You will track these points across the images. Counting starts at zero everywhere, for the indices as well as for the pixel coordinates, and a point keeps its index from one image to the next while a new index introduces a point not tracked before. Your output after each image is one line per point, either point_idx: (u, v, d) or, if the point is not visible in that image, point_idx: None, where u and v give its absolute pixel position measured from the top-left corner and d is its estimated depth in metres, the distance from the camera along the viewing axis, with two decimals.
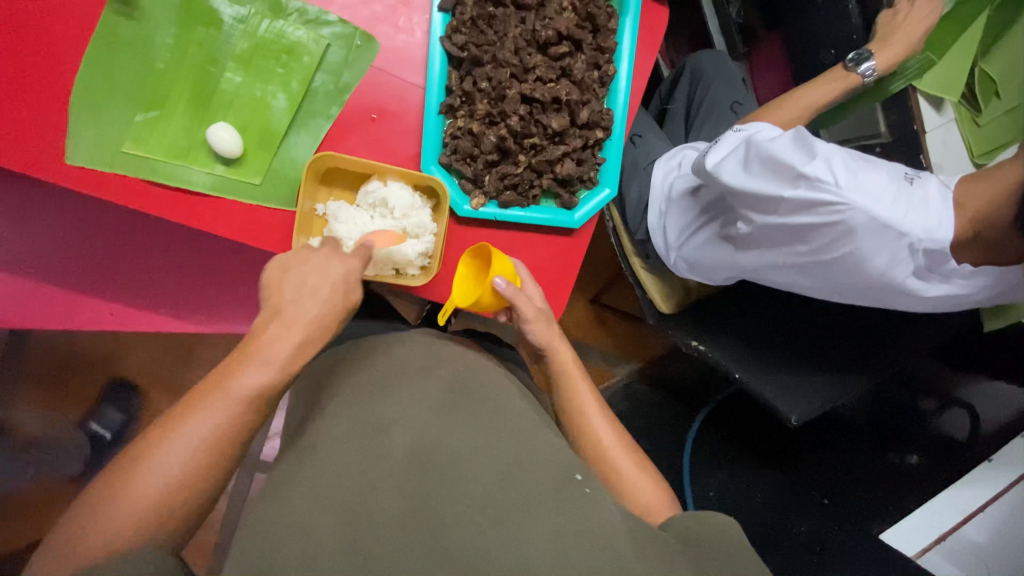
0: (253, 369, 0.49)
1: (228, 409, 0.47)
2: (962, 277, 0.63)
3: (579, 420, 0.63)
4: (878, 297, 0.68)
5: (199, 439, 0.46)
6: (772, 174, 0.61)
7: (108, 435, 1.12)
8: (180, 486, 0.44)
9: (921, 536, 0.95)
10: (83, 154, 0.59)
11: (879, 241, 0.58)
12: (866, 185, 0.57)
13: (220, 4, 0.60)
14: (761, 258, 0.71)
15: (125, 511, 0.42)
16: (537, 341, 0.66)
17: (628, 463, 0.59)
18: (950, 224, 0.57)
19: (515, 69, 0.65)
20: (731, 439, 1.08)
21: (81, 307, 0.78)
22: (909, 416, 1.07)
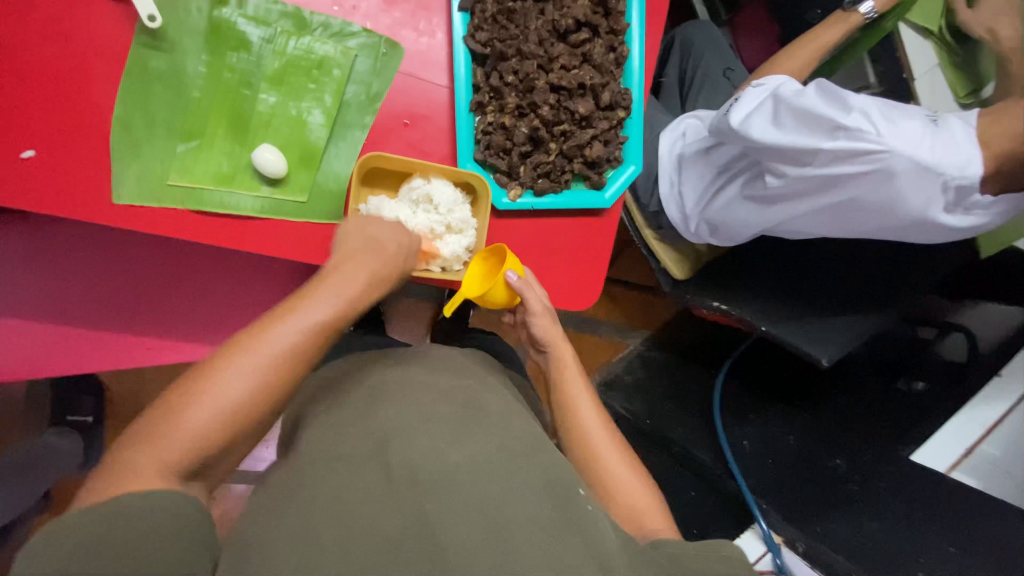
0: (323, 299, 0.49)
1: (306, 332, 0.47)
2: (982, 208, 0.68)
3: (574, 424, 0.68)
4: (906, 231, 0.73)
5: (271, 363, 0.46)
6: (808, 127, 0.65)
7: (90, 418, 1.14)
8: (247, 399, 0.45)
9: (952, 449, 0.97)
10: (129, 192, 0.59)
11: (918, 183, 0.63)
12: (903, 130, 0.62)
13: (247, 26, 0.60)
14: (792, 210, 0.75)
15: (197, 416, 0.43)
16: (543, 337, 0.73)
17: (620, 468, 0.64)
18: (978, 159, 0.62)
19: (541, 60, 0.67)
20: (753, 389, 1.15)
21: (121, 346, 0.78)
22: (913, 347, 1.16)
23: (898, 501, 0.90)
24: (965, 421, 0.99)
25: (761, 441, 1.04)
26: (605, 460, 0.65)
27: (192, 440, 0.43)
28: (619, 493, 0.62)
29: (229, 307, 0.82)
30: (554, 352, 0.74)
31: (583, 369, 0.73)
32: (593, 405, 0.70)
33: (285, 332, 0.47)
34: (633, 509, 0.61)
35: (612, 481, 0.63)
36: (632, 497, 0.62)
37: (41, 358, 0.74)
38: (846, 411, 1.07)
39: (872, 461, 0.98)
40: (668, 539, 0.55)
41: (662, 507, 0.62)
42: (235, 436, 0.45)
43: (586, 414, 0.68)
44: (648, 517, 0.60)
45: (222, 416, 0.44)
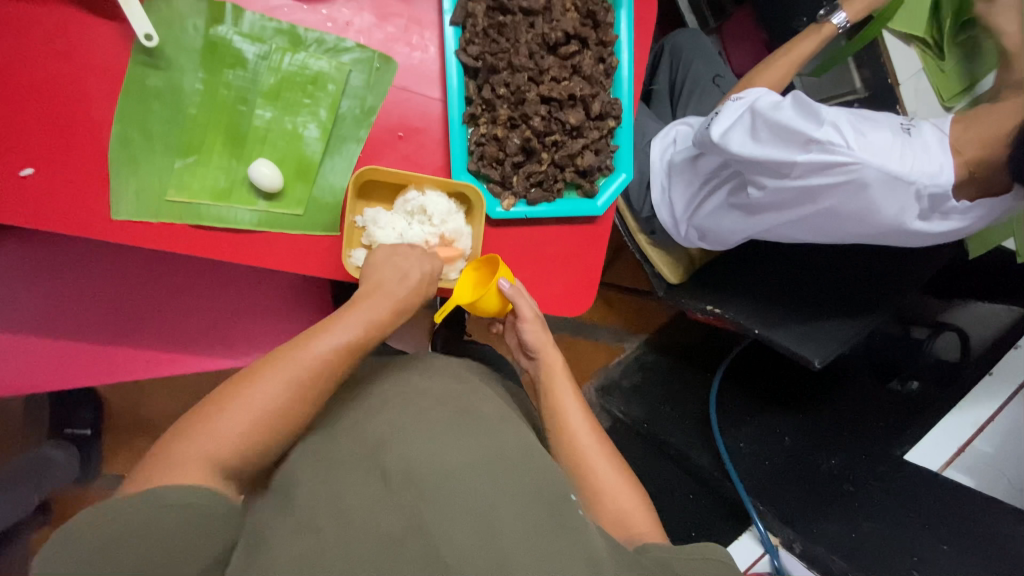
0: (349, 324, 0.56)
1: (334, 351, 0.54)
2: (960, 212, 0.70)
3: (565, 429, 0.69)
4: (885, 238, 0.74)
5: (298, 375, 0.51)
6: (782, 141, 0.66)
7: (88, 431, 1.14)
8: (279, 409, 0.50)
9: (944, 449, 1.02)
10: (128, 208, 0.60)
11: (891, 192, 0.65)
12: (872, 142, 0.64)
13: (242, 43, 0.61)
14: (774, 219, 0.77)
15: (236, 419, 0.48)
16: (532, 344, 0.74)
17: (609, 474, 0.66)
18: (951, 169, 0.65)
19: (531, 72, 0.68)
20: (746, 391, 1.16)
21: (120, 358, 0.79)
22: (905, 346, 1.17)
23: (889, 499, 0.93)
24: (956, 421, 1.02)
25: (757, 441, 1.05)
26: (594, 467, 0.66)
27: (227, 442, 0.48)
28: (607, 498, 0.64)
29: (227, 319, 0.83)
30: (543, 358, 0.75)
31: (571, 375, 0.74)
32: (582, 410, 0.71)
33: (314, 348, 0.53)
34: (620, 513, 0.63)
35: (599, 488, 0.65)
36: (619, 502, 0.64)
37: (41, 372, 0.75)
38: (841, 413, 1.08)
39: (868, 466, 0.98)
40: (654, 545, 0.57)
41: (650, 510, 0.64)
42: (264, 439, 0.50)
43: (574, 420, 0.69)
44: (635, 522, 0.62)
45: (253, 420, 0.49)
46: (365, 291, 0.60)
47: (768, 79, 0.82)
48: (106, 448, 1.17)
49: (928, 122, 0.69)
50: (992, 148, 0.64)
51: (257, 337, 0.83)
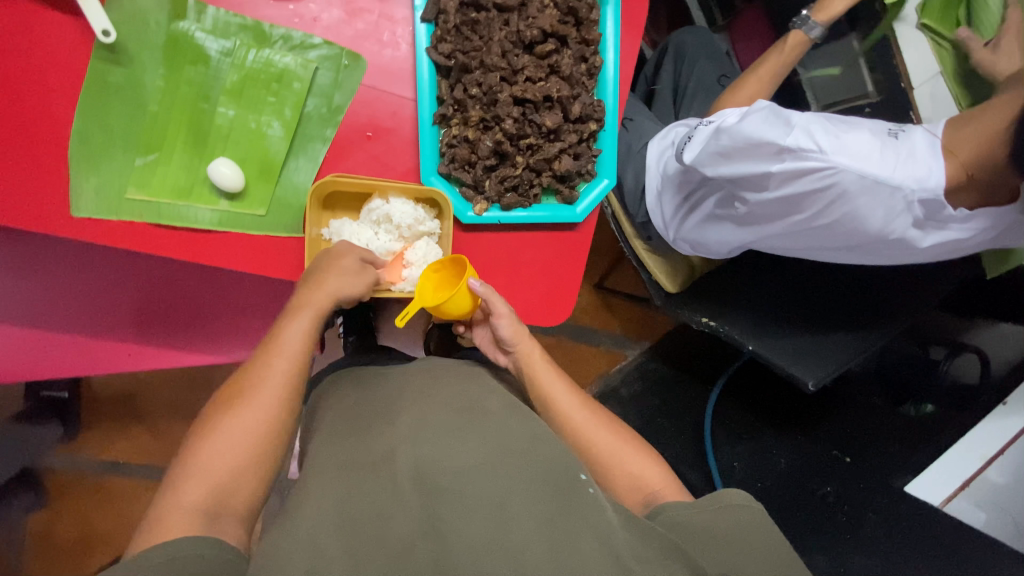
0: (295, 319, 0.58)
1: (290, 352, 0.56)
2: (959, 222, 0.66)
3: (560, 419, 0.65)
4: (880, 249, 0.72)
5: (268, 384, 0.54)
6: (755, 151, 0.65)
7: (65, 394, 1.16)
8: (253, 428, 0.52)
9: (945, 485, 0.98)
10: (90, 205, 0.59)
11: (875, 197, 0.62)
12: (849, 146, 0.61)
13: (205, 40, 0.60)
14: (762, 229, 0.74)
15: (217, 451, 0.49)
16: (506, 340, 0.68)
17: (613, 446, 0.62)
18: (941, 171, 0.60)
19: (504, 72, 0.66)
20: (749, 407, 1.08)
21: (98, 352, 0.79)
22: (921, 369, 1.07)
23: (880, 532, 0.89)
24: (967, 449, 0.99)
25: (753, 462, 1.00)
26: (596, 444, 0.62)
27: (214, 473, 0.48)
28: (616, 469, 0.60)
29: (205, 315, 0.82)
30: (521, 352, 0.69)
31: (552, 361, 0.70)
32: (569, 390, 0.67)
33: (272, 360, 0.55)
34: (631, 476, 0.60)
35: (604, 458, 0.61)
36: (626, 466, 0.60)
37: (20, 362, 0.76)
38: (844, 435, 1.03)
39: (866, 492, 0.94)
40: (666, 507, 0.53)
41: (661, 466, 0.61)
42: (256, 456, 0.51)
43: (565, 403, 0.65)
44: (648, 482, 0.59)
45: (236, 453, 0.50)
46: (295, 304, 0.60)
47: (743, 98, 0.80)
48: (83, 412, 1.19)
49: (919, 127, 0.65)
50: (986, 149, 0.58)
51: (235, 335, 0.83)
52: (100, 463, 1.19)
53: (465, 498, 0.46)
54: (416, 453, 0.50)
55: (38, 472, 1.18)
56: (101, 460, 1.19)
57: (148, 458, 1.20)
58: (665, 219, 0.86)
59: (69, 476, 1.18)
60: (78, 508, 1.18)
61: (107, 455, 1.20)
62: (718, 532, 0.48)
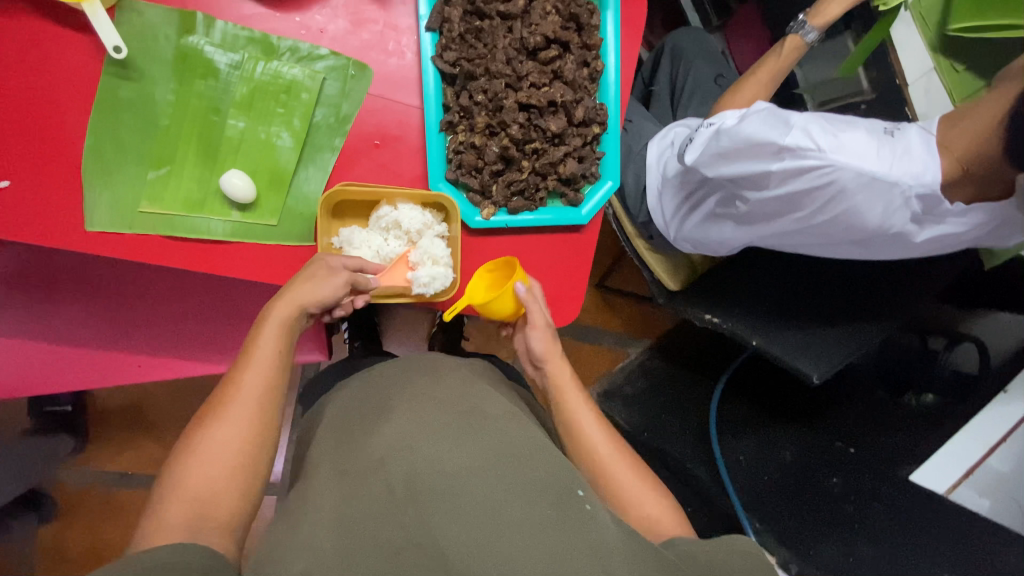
0: (268, 327, 0.57)
1: (266, 361, 0.55)
2: (956, 216, 0.67)
3: (583, 442, 0.63)
4: (879, 244, 0.73)
5: (242, 397, 0.53)
6: (755, 150, 0.66)
7: (69, 407, 1.17)
8: (229, 443, 0.51)
9: (952, 471, 0.95)
10: (104, 219, 0.60)
11: (873, 193, 0.64)
12: (847, 144, 0.63)
13: (214, 53, 0.61)
14: (762, 226, 0.76)
15: (193, 471, 0.49)
16: (537, 355, 0.69)
17: (631, 477, 0.60)
18: (936, 167, 0.62)
19: (509, 79, 0.67)
20: (752, 401, 1.11)
21: (111, 363, 0.79)
22: (921, 358, 1.10)
23: (886, 522, 0.90)
24: (971, 436, 0.96)
25: (758, 456, 1.02)
26: (616, 472, 0.61)
27: (192, 493, 0.47)
28: (631, 502, 0.58)
29: (213, 323, 0.82)
30: (550, 371, 0.69)
31: (581, 385, 0.68)
32: (595, 419, 0.65)
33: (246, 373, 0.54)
34: (647, 518, 0.57)
35: (622, 491, 0.59)
36: (643, 506, 0.58)
37: (35, 374, 0.77)
38: (846, 426, 1.04)
39: (871, 482, 0.95)
40: (680, 538, 0.52)
41: (679, 515, 0.58)
42: (235, 470, 0.50)
43: (589, 426, 0.64)
44: (660, 518, 0.57)
45: (214, 468, 0.49)
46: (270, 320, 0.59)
47: (742, 102, 0.81)
48: (92, 422, 1.20)
49: (913, 123, 0.67)
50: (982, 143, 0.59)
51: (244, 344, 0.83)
52: (108, 474, 1.19)
53: (483, 500, 0.46)
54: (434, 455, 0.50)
55: (46, 484, 1.18)
56: (109, 471, 1.20)
57: (156, 468, 1.20)
58: (666, 218, 0.87)
59: (78, 487, 1.19)
60: (88, 521, 1.18)
61: (114, 466, 1.20)
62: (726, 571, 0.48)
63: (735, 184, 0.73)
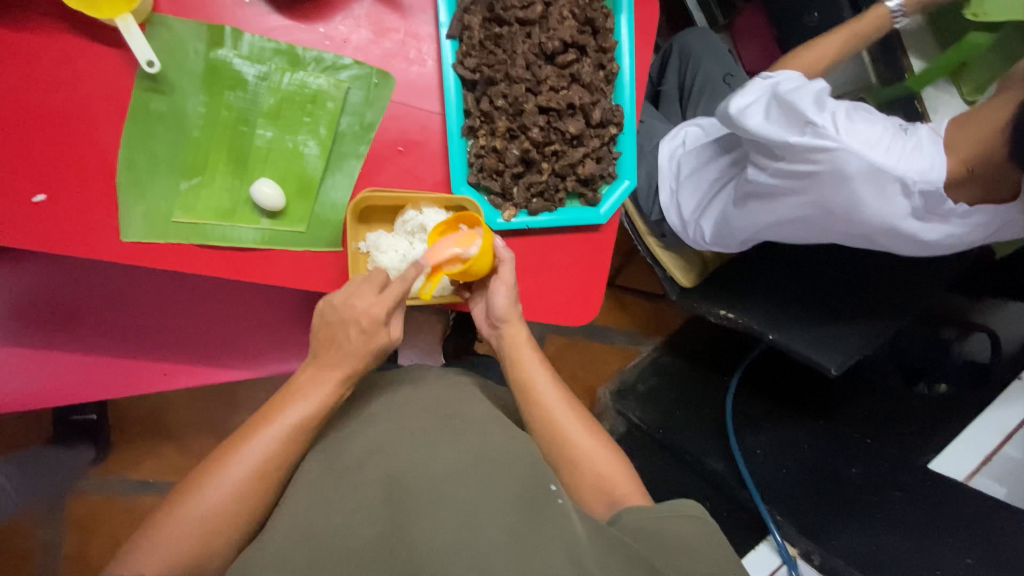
0: (296, 404, 0.55)
1: (285, 433, 0.54)
2: (959, 217, 0.69)
3: (534, 405, 0.64)
4: (880, 241, 0.74)
5: (249, 470, 0.52)
6: (783, 121, 0.68)
7: (93, 417, 1.17)
8: (223, 511, 0.50)
9: (970, 459, 0.97)
10: (138, 229, 0.61)
11: (877, 186, 0.65)
12: (860, 134, 0.65)
13: (242, 65, 0.62)
14: (767, 211, 0.77)
15: (181, 533, 0.49)
16: (498, 314, 0.68)
17: (587, 444, 0.62)
18: (943, 164, 0.64)
19: (529, 83, 0.69)
20: (766, 395, 1.13)
21: (137, 371, 0.80)
22: (933, 351, 1.12)
23: (907, 511, 0.91)
24: (984, 426, 0.98)
25: (775, 448, 1.03)
26: (573, 438, 0.63)
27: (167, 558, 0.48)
28: (583, 463, 0.61)
29: (237, 330, 0.84)
30: (507, 330, 0.69)
31: (538, 346, 0.69)
32: (549, 376, 0.67)
33: (257, 445, 0.53)
34: (600, 476, 0.60)
35: (575, 451, 0.62)
36: (597, 464, 0.61)
37: (61, 383, 0.77)
38: (859, 419, 1.07)
39: (888, 473, 0.97)
40: (628, 511, 0.54)
41: (630, 475, 0.61)
42: (217, 541, 0.50)
43: (544, 387, 0.65)
44: (615, 484, 0.60)
45: (200, 534, 0.49)
46: (313, 364, 0.58)
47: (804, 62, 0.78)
48: (114, 430, 1.21)
49: (925, 125, 0.69)
50: (987, 144, 0.62)
51: (267, 349, 0.85)
52: (130, 482, 1.21)
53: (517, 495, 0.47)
54: (466, 451, 0.52)
55: (68, 494, 1.19)
56: (131, 479, 1.21)
57: (177, 476, 1.22)
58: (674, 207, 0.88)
59: (98, 496, 1.19)
60: (109, 530, 1.19)
61: (136, 475, 1.21)
62: (691, 543, 0.49)
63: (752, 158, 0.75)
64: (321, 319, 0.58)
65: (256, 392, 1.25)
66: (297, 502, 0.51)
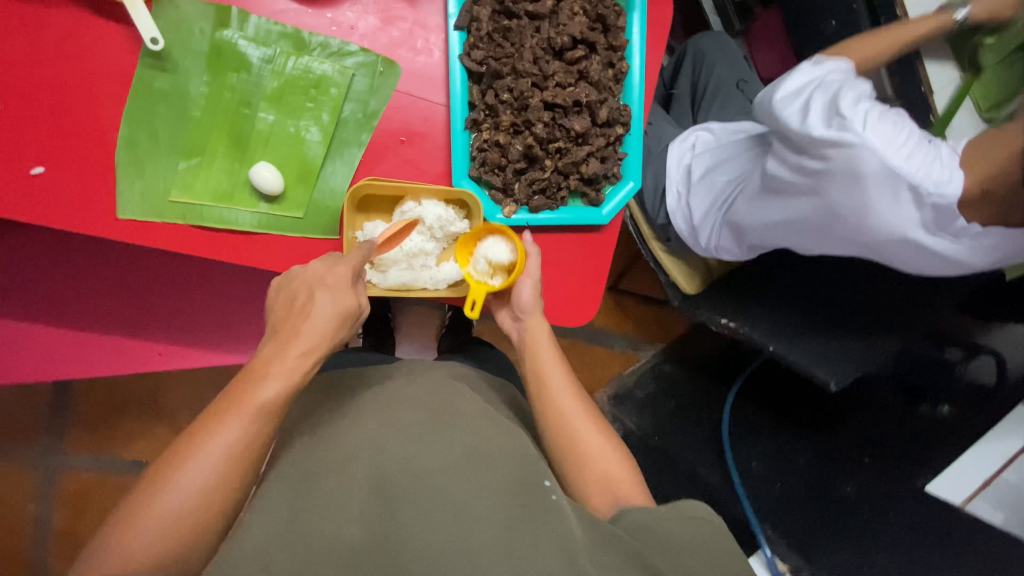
0: (264, 384, 0.51)
1: (248, 422, 0.50)
2: (970, 236, 0.67)
3: (545, 400, 0.63)
4: (885, 253, 0.73)
5: (216, 459, 0.48)
6: (817, 112, 0.67)
7: None
8: (193, 507, 0.47)
9: (968, 483, 0.96)
10: (135, 207, 0.61)
11: (888, 190, 0.64)
12: (885, 134, 0.63)
13: (247, 47, 0.62)
14: (777, 211, 0.75)
15: (151, 529, 0.45)
16: (524, 306, 0.67)
17: (596, 441, 0.60)
18: (959, 179, 0.62)
19: (536, 78, 0.68)
20: (768, 408, 1.10)
21: (131, 351, 0.80)
22: (937, 369, 1.10)
23: (904, 532, 0.89)
24: (987, 451, 0.98)
25: (769, 462, 1.03)
26: (580, 434, 0.60)
27: (139, 558, 0.44)
28: (591, 462, 0.59)
29: (234, 314, 0.84)
30: (529, 323, 0.68)
31: (555, 340, 0.67)
32: (563, 370, 0.65)
33: (218, 436, 0.48)
34: (605, 475, 0.58)
35: (583, 450, 0.60)
36: (603, 463, 0.59)
37: (53, 360, 0.77)
38: (865, 434, 1.04)
39: (885, 492, 0.95)
40: (630, 510, 0.52)
41: (638, 477, 0.59)
42: (195, 537, 0.47)
43: (556, 382, 0.64)
44: (620, 485, 0.57)
45: (174, 531, 0.46)
46: (275, 341, 0.55)
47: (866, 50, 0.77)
48: (105, 412, 1.20)
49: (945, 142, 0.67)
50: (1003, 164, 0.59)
51: (262, 335, 0.84)
52: (122, 462, 1.20)
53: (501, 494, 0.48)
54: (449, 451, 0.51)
55: (61, 471, 1.19)
56: (123, 460, 1.21)
57: None
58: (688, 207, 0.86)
59: (90, 475, 1.19)
60: (100, 508, 1.19)
61: (129, 455, 1.21)
62: (689, 542, 0.47)
63: (774, 147, 0.73)
64: (282, 289, 0.59)
65: None
66: (278, 491, 0.50)
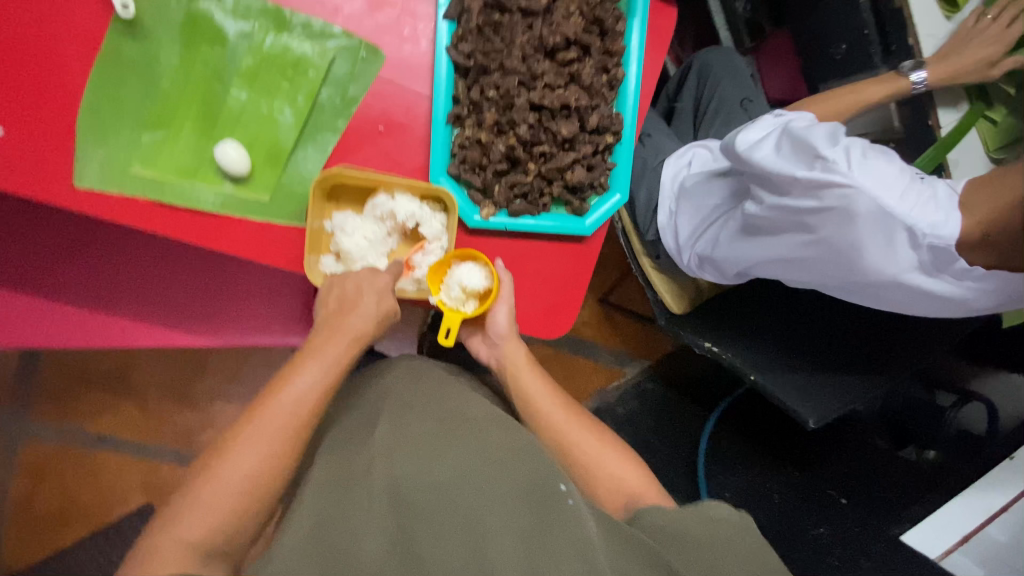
0: (307, 370, 0.57)
1: (289, 405, 0.55)
2: (971, 278, 0.64)
3: (540, 420, 0.66)
4: (880, 292, 0.70)
5: (267, 430, 0.54)
6: (794, 156, 0.64)
7: None
8: (254, 477, 0.52)
9: (947, 535, 0.93)
10: (93, 177, 0.58)
11: (882, 230, 0.61)
12: (874, 175, 0.60)
13: (224, 21, 0.59)
14: (767, 248, 0.72)
15: (218, 497, 0.50)
16: (497, 332, 0.69)
17: (590, 443, 0.64)
18: (956, 221, 0.59)
19: (523, 77, 0.65)
20: (747, 440, 1.07)
21: (91, 325, 0.77)
22: (928, 413, 1.08)
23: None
24: (968, 502, 0.95)
25: (746, 495, 0.99)
26: (575, 448, 0.64)
27: (202, 525, 0.49)
28: (597, 470, 0.62)
29: (201, 295, 0.81)
30: (507, 352, 0.70)
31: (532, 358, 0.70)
32: (551, 391, 0.68)
33: (277, 407, 0.55)
34: (614, 479, 0.61)
35: (582, 463, 0.63)
36: (608, 468, 0.62)
37: (8, 328, 0.74)
38: (843, 475, 0.99)
39: (862, 538, 0.90)
40: (649, 511, 0.53)
41: (639, 477, 0.62)
42: (257, 504, 0.52)
43: (544, 404, 0.67)
44: (627, 485, 0.60)
45: (237, 496, 0.51)
46: (321, 336, 0.60)
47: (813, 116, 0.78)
48: (71, 383, 1.18)
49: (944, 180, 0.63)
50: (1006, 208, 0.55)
51: (229, 319, 0.81)
52: (85, 435, 1.18)
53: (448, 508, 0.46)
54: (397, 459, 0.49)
55: (23, 440, 1.16)
56: (87, 433, 1.18)
57: (134, 435, 1.19)
58: (677, 236, 0.83)
59: (50, 447, 1.17)
60: (60, 481, 1.16)
61: (93, 429, 1.18)
62: (696, 536, 0.48)
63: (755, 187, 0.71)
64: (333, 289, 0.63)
65: (222, 359, 1.22)
66: None
